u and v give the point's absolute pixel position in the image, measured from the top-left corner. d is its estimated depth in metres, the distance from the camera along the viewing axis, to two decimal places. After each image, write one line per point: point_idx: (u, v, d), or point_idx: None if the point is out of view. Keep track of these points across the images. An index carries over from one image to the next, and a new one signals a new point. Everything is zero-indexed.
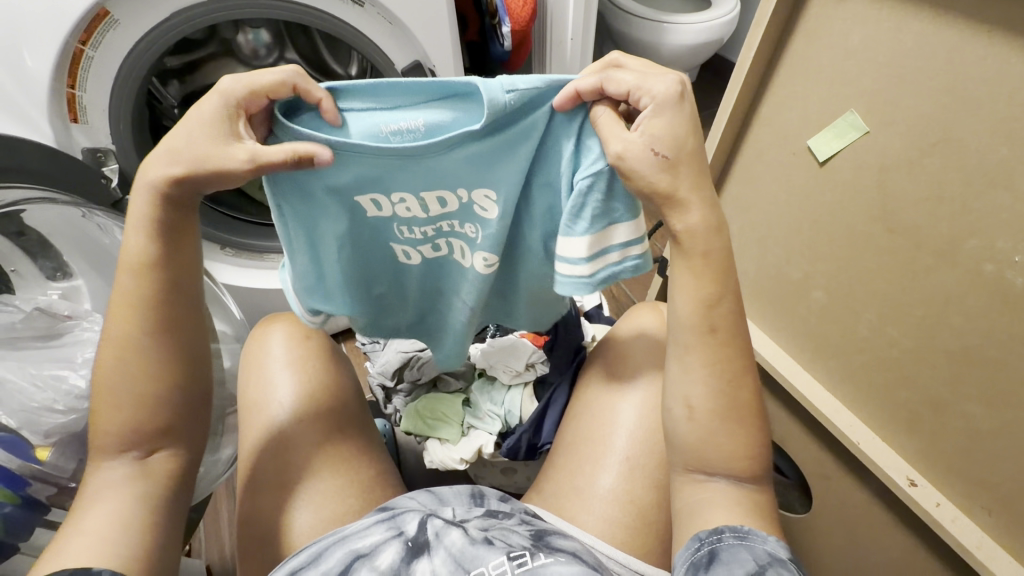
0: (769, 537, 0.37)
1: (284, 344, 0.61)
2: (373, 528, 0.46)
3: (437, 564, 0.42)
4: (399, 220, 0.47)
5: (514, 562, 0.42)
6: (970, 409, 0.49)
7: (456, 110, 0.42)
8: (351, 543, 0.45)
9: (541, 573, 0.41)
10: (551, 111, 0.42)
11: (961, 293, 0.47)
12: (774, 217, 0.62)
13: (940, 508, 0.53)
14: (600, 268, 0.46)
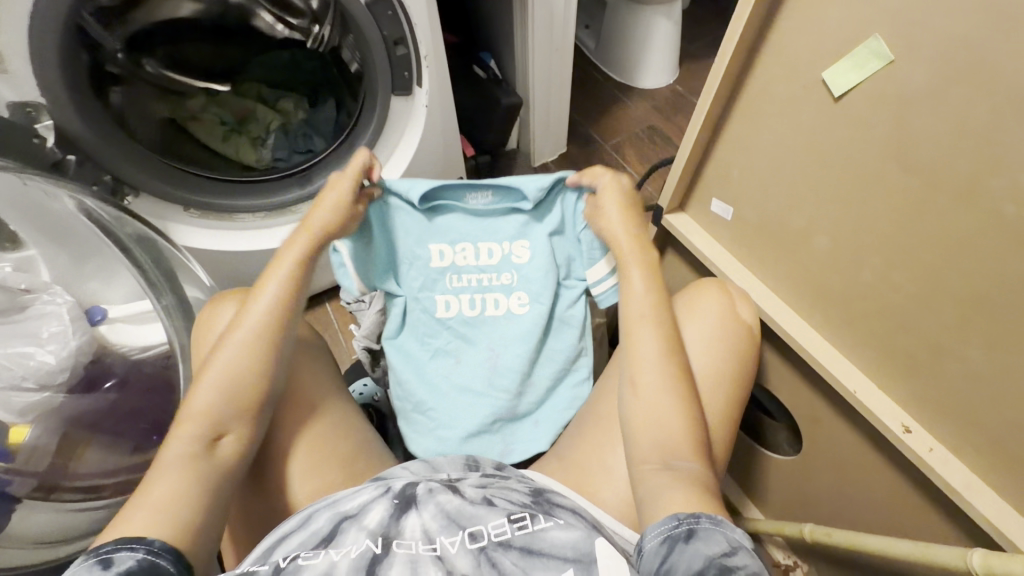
0: (737, 527, 0.41)
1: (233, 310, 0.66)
2: (364, 490, 0.47)
3: (426, 519, 0.44)
4: (459, 263, 0.73)
5: (514, 524, 0.43)
6: (971, 354, 0.48)
7: (508, 197, 0.71)
8: (338, 507, 0.46)
9: (540, 536, 0.42)
10: (578, 199, 0.70)
11: (974, 235, 0.44)
12: (775, 164, 0.58)
13: (933, 454, 0.53)
14: (603, 287, 0.71)
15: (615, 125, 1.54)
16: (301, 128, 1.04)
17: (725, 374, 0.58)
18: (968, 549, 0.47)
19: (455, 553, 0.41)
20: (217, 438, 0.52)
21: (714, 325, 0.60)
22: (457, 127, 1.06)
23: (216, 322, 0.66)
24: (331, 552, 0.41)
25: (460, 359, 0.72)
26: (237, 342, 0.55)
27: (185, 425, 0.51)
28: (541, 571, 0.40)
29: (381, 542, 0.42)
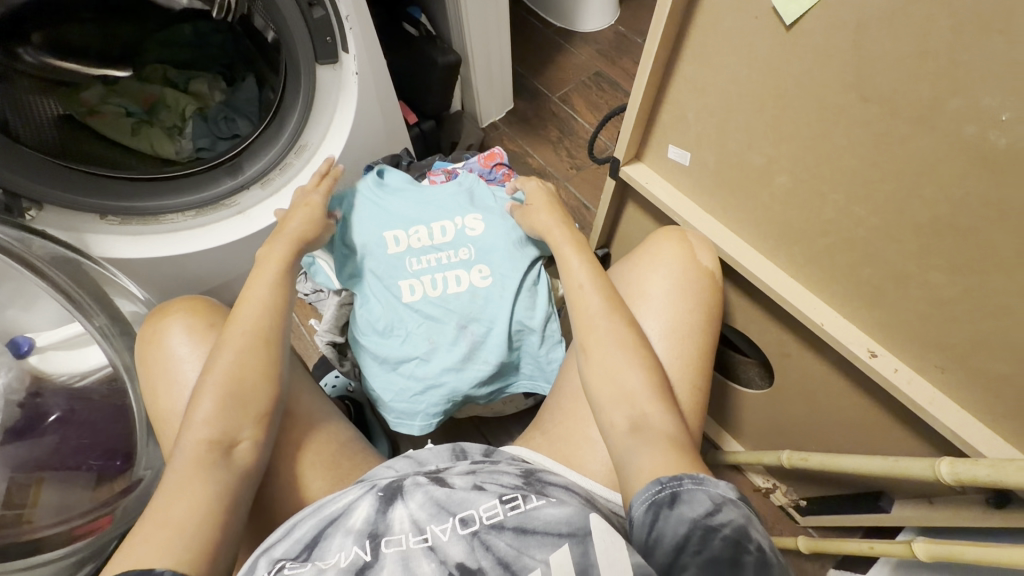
0: (721, 481, 0.40)
1: (184, 334, 0.62)
2: (350, 490, 0.45)
3: (414, 508, 0.42)
4: (413, 247, 0.72)
5: (507, 505, 0.41)
6: (934, 278, 0.48)
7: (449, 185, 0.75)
8: (323, 511, 0.44)
9: (533, 514, 0.40)
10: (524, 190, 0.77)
11: (937, 160, 0.43)
12: (728, 102, 0.56)
13: (898, 374, 0.55)
14: None
15: (562, 75, 1.47)
16: (219, 111, 0.94)
17: (690, 321, 0.58)
18: (937, 461, 0.50)
19: (447, 541, 0.39)
20: (232, 445, 0.48)
21: (672, 275, 0.60)
22: (394, 92, 0.98)
23: (166, 340, 0.63)
24: (316, 563, 0.39)
25: (433, 341, 0.69)
26: (234, 340, 0.53)
27: (187, 432, 0.48)
28: (537, 549, 0.38)
29: (370, 546, 0.40)
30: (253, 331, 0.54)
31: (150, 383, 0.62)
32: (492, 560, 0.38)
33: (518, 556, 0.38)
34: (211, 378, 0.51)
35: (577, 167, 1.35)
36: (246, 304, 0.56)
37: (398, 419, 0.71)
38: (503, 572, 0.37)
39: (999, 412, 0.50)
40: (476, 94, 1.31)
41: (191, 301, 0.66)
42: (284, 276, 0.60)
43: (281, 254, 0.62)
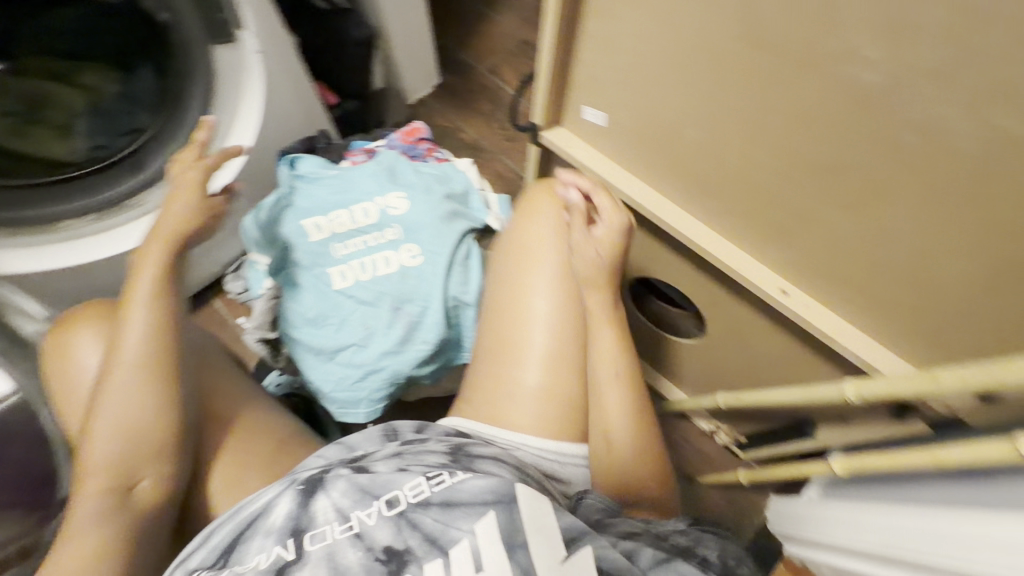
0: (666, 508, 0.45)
1: (92, 347, 0.58)
2: (270, 488, 0.46)
3: (336, 497, 0.42)
4: (336, 232, 0.69)
5: (432, 481, 0.42)
6: (829, 214, 0.52)
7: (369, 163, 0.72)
8: (241, 516, 0.44)
9: (459, 487, 0.42)
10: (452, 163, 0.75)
11: (819, 102, 0.45)
12: (633, 59, 0.57)
13: (807, 308, 0.59)
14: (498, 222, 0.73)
15: (489, 45, 1.44)
16: (116, 104, 0.86)
17: (586, 262, 0.60)
18: (845, 385, 0.54)
19: (373, 525, 0.40)
20: (132, 487, 0.51)
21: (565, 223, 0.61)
22: (306, 76, 0.93)
23: (74, 353, 0.58)
24: (234, 569, 0.40)
25: (368, 326, 0.67)
26: (121, 382, 0.52)
27: (91, 480, 0.50)
28: (463, 520, 0.40)
29: (293, 544, 0.40)
30: (143, 368, 0.53)
31: (58, 398, 0.59)
32: (419, 538, 0.39)
33: (444, 529, 0.39)
34: (105, 425, 0.51)
35: (512, 139, 1.34)
36: (125, 345, 0.53)
37: (343, 409, 0.70)
38: (430, 547, 0.39)
39: (893, 332, 0.55)
40: (400, 71, 1.26)
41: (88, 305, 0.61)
42: (169, 308, 0.56)
43: (149, 288, 0.55)
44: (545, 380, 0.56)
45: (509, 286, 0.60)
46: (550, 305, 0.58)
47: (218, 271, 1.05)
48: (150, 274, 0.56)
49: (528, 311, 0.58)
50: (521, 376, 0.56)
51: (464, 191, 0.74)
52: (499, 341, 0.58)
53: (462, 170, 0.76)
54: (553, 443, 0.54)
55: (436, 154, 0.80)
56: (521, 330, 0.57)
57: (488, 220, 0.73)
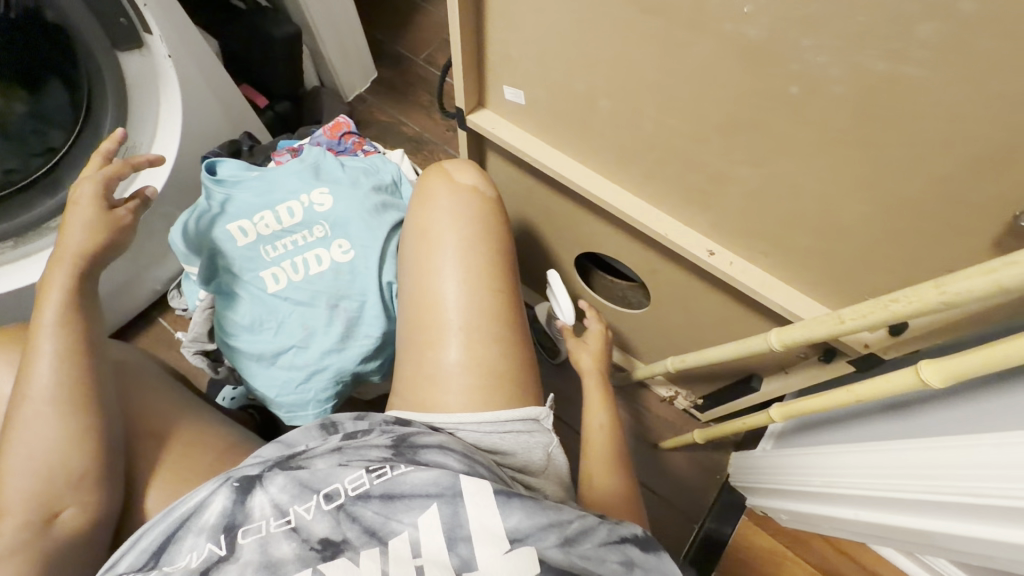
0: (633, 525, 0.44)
1: None
2: (204, 485, 0.44)
3: (273, 492, 0.42)
4: (263, 233, 0.67)
5: (373, 474, 0.43)
6: (739, 171, 0.53)
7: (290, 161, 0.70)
8: (173, 514, 0.42)
9: (401, 480, 0.43)
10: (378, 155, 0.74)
11: (711, 61, 0.46)
12: (539, 34, 0.57)
13: (733, 266, 0.61)
14: None
15: (422, 35, 1.42)
16: (24, 124, 0.80)
17: (485, 237, 0.60)
18: (768, 333, 0.56)
19: (311, 519, 0.41)
20: (52, 518, 0.49)
21: (458, 202, 0.61)
22: (227, 77, 0.91)
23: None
24: (164, 569, 0.39)
25: (306, 326, 0.66)
26: (29, 412, 0.51)
27: (4, 519, 0.48)
28: (404, 512, 0.41)
29: (225, 540, 0.40)
30: (55, 399, 0.51)
31: None
32: (358, 530, 0.40)
33: (385, 522, 0.41)
34: (16, 462, 0.49)
35: (454, 128, 1.33)
36: (33, 378, 0.52)
37: (291, 412, 0.69)
38: (368, 539, 0.40)
39: (812, 279, 0.57)
40: (332, 68, 1.23)
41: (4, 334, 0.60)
42: (82, 333, 0.55)
43: (54, 320, 0.54)
44: (467, 356, 0.55)
45: (416, 273, 0.59)
46: (456, 284, 0.57)
47: (160, 289, 1.02)
48: (54, 305, 0.55)
49: (436, 294, 0.57)
50: (444, 356, 0.55)
51: (395, 181, 0.73)
52: (421, 325, 0.57)
53: (391, 160, 0.75)
54: (489, 415, 0.53)
55: (366, 147, 0.79)
56: (434, 314, 0.57)
57: None
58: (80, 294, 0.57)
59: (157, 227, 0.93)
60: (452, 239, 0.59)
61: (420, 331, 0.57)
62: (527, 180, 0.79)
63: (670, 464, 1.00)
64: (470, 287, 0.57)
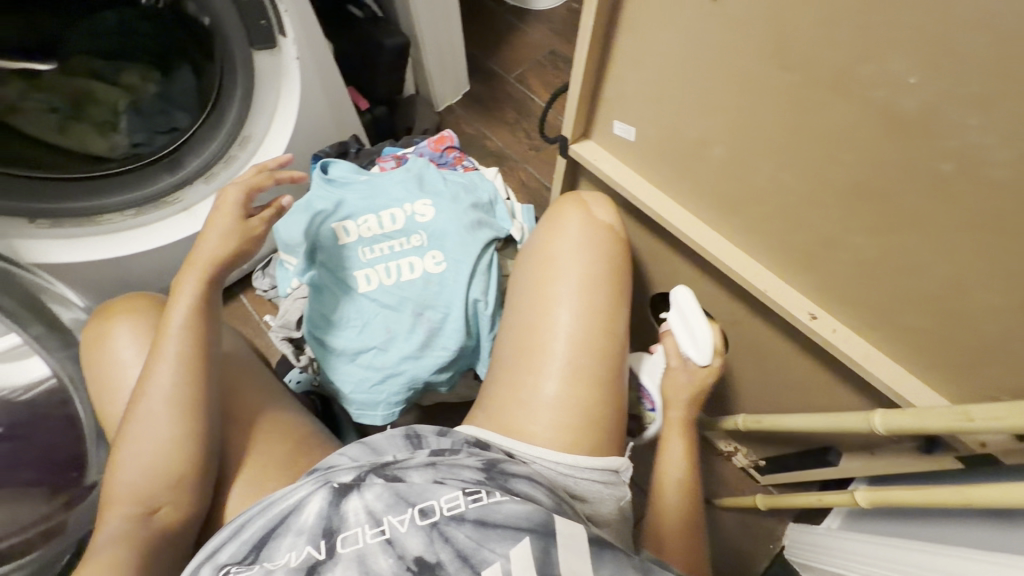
0: None
1: (131, 345, 0.61)
2: (303, 486, 0.46)
3: (369, 499, 0.43)
4: (363, 236, 0.70)
5: (468, 497, 0.42)
6: (859, 240, 0.51)
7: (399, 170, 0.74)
8: (273, 509, 0.45)
9: (494, 508, 0.42)
10: (479, 174, 0.76)
11: (852, 124, 0.44)
12: (663, 78, 0.56)
13: (836, 334, 0.58)
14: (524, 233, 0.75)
15: (516, 55, 1.45)
16: (155, 104, 0.90)
17: (604, 276, 0.60)
18: (872, 415, 0.52)
19: (405, 532, 0.41)
20: (152, 512, 0.53)
21: (586, 236, 0.62)
22: (339, 82, 0.95)
23: (111, 347, 0.61)
24: (264, 564, 0.41)
25: (390, 330, 0.68)
26: (153, 407, 0.54)
27: (117, 508, 0.53)
28: (497, 542, 0.40)
29: (324, 545, 0.41)
30: (173, 402, 0.54)
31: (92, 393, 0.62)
32: (451, 553, 0.39)
33: (477, 548, 0.39)
34: (137, 452, 0.54)
35: (536, 147, 1.35)
36: (154, 378, 0.55)
37: (360, 410, 0.71)
38: (461, 564, 0.39)
39: (926, 364, 0.53)
40: (430, 79, 1.28)
41: (132, 300, 0.64)
42: (199, 345, 0.58)
43: (181, 324, 0.57)
44: (564, 394, 0.56)
45: (531, 296, 0.61)
46: (571, 315, 0.58)
47: (247, 268, 1.08)
48: (181, 308, 0.58)
49: (546, 322, 0.58)
50: (542, 388, 0.56)
51: (491, 200, 0.75)
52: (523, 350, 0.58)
53: (488, 179, 0.77)
54: (571, 457, 0.53)
55: (464, 162, 0.81)
56: (542, 342, 0.58)
57: (513, 231, 0.74)
58: (208, 298, 0.61)
59: None
60: (575, 271, 0.60)
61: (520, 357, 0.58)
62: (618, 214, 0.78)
63: (717, 523, 0.95)
64: (581, 326, 0.58)
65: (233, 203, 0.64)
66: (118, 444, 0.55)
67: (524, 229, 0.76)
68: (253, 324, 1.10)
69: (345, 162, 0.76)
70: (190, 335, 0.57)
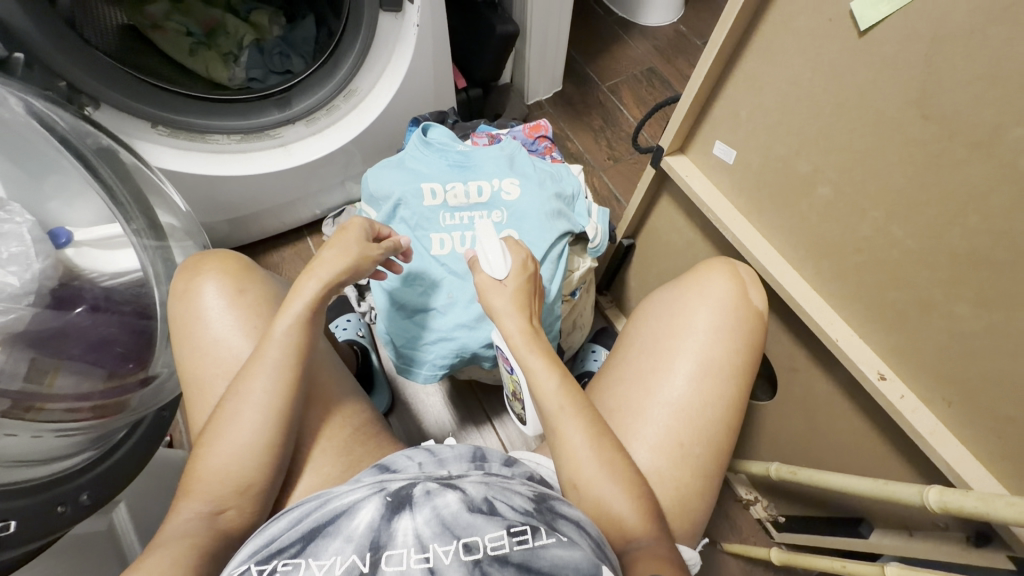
0: None
1: (219, 294, 0.63)
2: (356, 491, 0.46)
3: (419, 523, 0.42)
4: (449, 202, 0.73)
5: (514, 537, 0.41)
6: (958, 308, 0.49)
7: (495, 148, 0.77)
8: (327, 505, 0.45)
9: (540, 553, 0.40)
10: (568, 168, 0.78)
11: (986, 189, 0.43)
12: (783, 107, 0.56)
13: (904, 400, 0.56)
14: (599, 233, 0.77)
15: (614, 65, 1.46)
16: (276, 45, 0.96)
17: (732, 363, 0.60)
18: (926, 488, 0.50)
19: (448, 565, 0.40)
20: (219, 512, 0.51)
21: (717, 314, 0.62)
22: (449, 57, 0.99)
23: (198, 296, 0.63)
24: (310, 561, 0.40)
25: (452, 297, 0.71)
26: (237, 415, 0.53)
27: (187, 501, 0.51)
28: None
29: (369, 559, 0.40)
30: (269, 403, 0.53)
31: (172, 307, 0.65)
32: None
33: None
34: (218, 451, 0.52)
35: (615, 158, 1.35)
36: (250, 387, 0.53)
37: (408, 366, 0.74)
38: None
39: (1000, 452, 0.50)
40: (527, 71, 1.30)
41: (226, 256, 0.67)
42: (298, 359, 0.55)
43: (284, 331, 0.56)
44: (659, 470, 0.57)
45: (651, 360, 0.62)
46: (685, 390, 0.59)
47: (317, 213, 1.17)
48: (288, 318, 0.56)
49: (660, 389, 0.60)
50: (636, 451, 0.58)
51: (574, 195, 0.76)
52: (624, 405, 0.61)
53: (573, 174, 0.79)
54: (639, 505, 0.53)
55: (553, 154, 0.83)
56: (646, 404, 0.60)
57: (588, 228, 0.76)
58: (317, 309, 0.59)
59: (339, 162, 1.04)
60: (697, 351, 0.61)
61: (623, 410, 0.61)
62: (695, 235, 0.78)
63: (723, 570, 0.92)
64: (694, 404, 0.59)
65: (354, 233, 0.63)
66: (205, 438, 0.53)
67: (598, 229, 0.77)
68: None
69: (445, 131, 0.80)
70: (298, 349, 0.55)
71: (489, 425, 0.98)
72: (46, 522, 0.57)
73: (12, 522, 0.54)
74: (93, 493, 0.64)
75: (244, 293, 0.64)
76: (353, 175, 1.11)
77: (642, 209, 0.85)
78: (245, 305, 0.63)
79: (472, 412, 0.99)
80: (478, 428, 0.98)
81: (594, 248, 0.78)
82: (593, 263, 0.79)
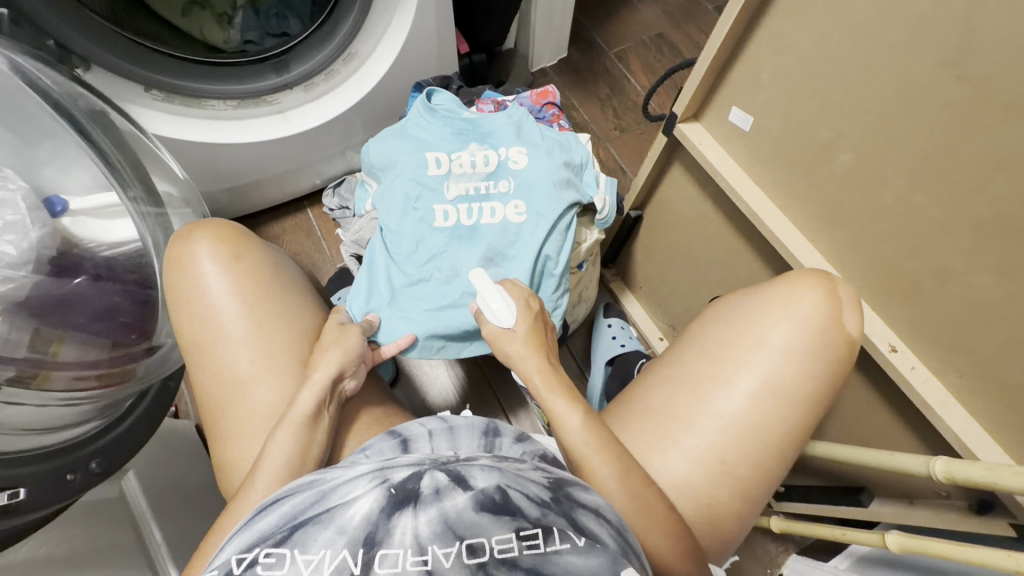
0: None
1: (215, 263, 0.62)
2: (355, 483, 0.42)
3: (421, 522, 0.38)
4: (454, 171, 0.71)
5: (523, 540, 0.37)
6: (976, 280, 0.48)
7: (501, 115, 0.75)
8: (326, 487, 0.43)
9: (552, 559, 0.37)
10: (576, 138, 0.75)
11: (1014, 154, 0.42)
12: (806, 70, 0.54)
13: (914, 372, 0.56)
14: (607, 204, 0.74)
15: (621, 31, 1.41)
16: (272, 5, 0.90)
17: (802, 390, 0.56)
18: (933, 458, 0.50)
19: (449, 569, 0.35)
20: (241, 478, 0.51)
21: (800, 332, 0.56)
22: (452, 18, 0.94)
23: (193, 264, 0.62)
24: (298, 554, 0.37)
25: (455, 269, 0.70)
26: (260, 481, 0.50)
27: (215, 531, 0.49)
28: None
29: (361, 557, 0.36)
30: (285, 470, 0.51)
31: (170, 282, 0.63)
32: None
33: None
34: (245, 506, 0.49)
35: (621, 128, 1.32)
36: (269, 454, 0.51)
37: None
38: None
39: (1010, 423, 0.51)
40: (533, 35, 1.25)
41: (223, 225, 0.65)
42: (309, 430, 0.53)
43: (304, 411, 0.53)
44: (692, 478, 0.56)
45: (708, 366, 0.59)
46: (743, 407, 0.56)
47: (316, 183, 1.15)
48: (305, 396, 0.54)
49: (714, 401, 0.57)
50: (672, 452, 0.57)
51: (581, 165, 0.74)
52: (668, 409, 0.59)
53: (582, 143, 0.76)
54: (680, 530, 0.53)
55: (561, 122, 0.81)
56: (694, 415, 0.57)
57: (596, 199, 0.73)
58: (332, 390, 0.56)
59: (339, 131, 1.01)
60: (766, 367, 0.57)
61: (667, 414, 0.59)
62: (706, 206, 0.77)
63: None
64: (748, 423, 0.56)
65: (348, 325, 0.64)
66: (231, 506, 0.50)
67: (606, 200, 0.74)
68: (314, 239, 1.17)
69: (450, 97, 0.78)
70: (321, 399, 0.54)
71: (492, 395, 0.99)
72: (59, 487, 0.57)
73: (21, 488, 0.54)
74: (103, 461, 0.64)
75: (239, 261, 0.62)
76: (353, 144, 1.08)
77: (651, 178, 0.82)
78: (242, 272, 0.62)
79: (477, 386, 1.00)
80: (481, 399, 0.99)
81: (602, 219, 0.75)
82: (600, 235, 0.77)
